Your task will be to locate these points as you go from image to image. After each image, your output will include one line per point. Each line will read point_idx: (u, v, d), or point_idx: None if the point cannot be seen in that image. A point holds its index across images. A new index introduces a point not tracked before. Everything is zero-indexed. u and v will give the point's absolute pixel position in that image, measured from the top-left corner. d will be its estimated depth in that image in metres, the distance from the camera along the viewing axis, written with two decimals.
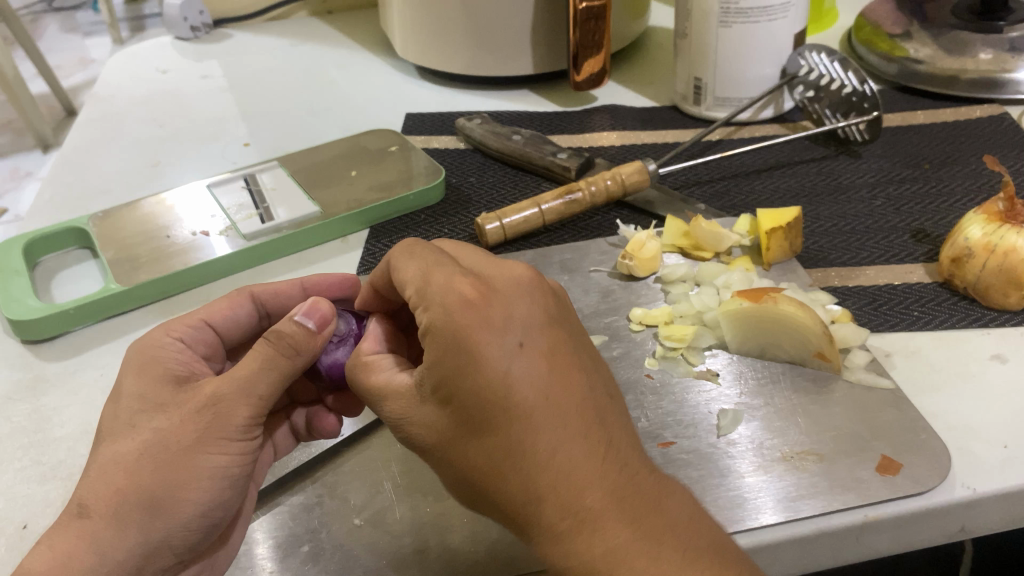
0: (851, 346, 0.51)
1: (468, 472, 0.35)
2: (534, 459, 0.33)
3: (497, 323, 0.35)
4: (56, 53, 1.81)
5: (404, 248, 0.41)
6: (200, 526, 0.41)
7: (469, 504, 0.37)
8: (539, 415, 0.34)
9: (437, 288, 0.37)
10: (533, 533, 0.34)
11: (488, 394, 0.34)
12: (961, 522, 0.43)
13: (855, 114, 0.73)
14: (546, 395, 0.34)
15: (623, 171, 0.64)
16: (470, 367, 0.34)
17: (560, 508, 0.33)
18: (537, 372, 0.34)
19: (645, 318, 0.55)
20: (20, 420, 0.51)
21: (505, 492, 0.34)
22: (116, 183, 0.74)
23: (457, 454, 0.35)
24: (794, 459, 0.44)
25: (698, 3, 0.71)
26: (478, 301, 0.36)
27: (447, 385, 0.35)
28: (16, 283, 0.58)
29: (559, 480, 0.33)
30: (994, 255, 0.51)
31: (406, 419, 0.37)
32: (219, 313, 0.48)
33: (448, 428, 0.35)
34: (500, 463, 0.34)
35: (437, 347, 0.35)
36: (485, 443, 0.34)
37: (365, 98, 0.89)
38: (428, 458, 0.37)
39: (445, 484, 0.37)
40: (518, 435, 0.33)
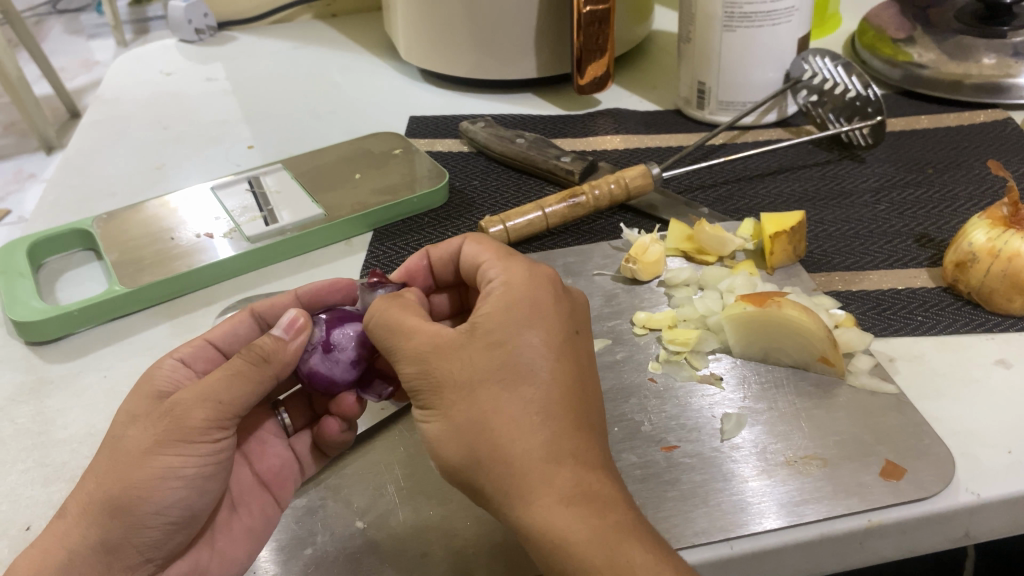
0: (854, 351, 0.51)
1: (491, 416, 0.36)
2: (562, 424, 0.36)
3: (562, 309, 0.40)
4: (61, 55, 1.81)
5: (480, 238, 0.46)
6: (160, 525, 0.41)
7: (466, 457, 0.36)
8: (576, 391, 0.37)
9: (518, 270, 0.42)
10: (537, 494, 0.34)
11: (542, 354, 0.37)
12: (965, 527, 0.43)
13: (859, 118, 0.73)
14: (583, 381, 0.38)
15: (627, 175, 0.64)
16: (533, 331, 0.38)
17: (570, 476, 0.34)
18: (579, 360, 0.39)
19: (648, 322, 0.55)
20: (24, 422, 0.51)
21: (525, 443, 0.35)
22: (121, 185, 0.74)
23: (488, 395, 0.36)
24: (797, 464, 0.44)
25: (702, 7, 0.71)
26: (552, 286, 0.41)
27: (505, 332, 0.38)
28: (21, 284, 0.58)
29: (579, 451, 0.35)
30: (998, 259, 0.51)
31: (432, 356, 0.38)
32: (221, 331, 0.48)
33: (485, 370, 0.37)
34: (529, 414, 0.36)
35: (510, 301, 0.39)
36: (524, 392, 0.36)
37: (369, 101, 0.89)
38: (443, 400, 0.37)
39: (446, 432, 0.37)
40: (556, 397, 0.36)
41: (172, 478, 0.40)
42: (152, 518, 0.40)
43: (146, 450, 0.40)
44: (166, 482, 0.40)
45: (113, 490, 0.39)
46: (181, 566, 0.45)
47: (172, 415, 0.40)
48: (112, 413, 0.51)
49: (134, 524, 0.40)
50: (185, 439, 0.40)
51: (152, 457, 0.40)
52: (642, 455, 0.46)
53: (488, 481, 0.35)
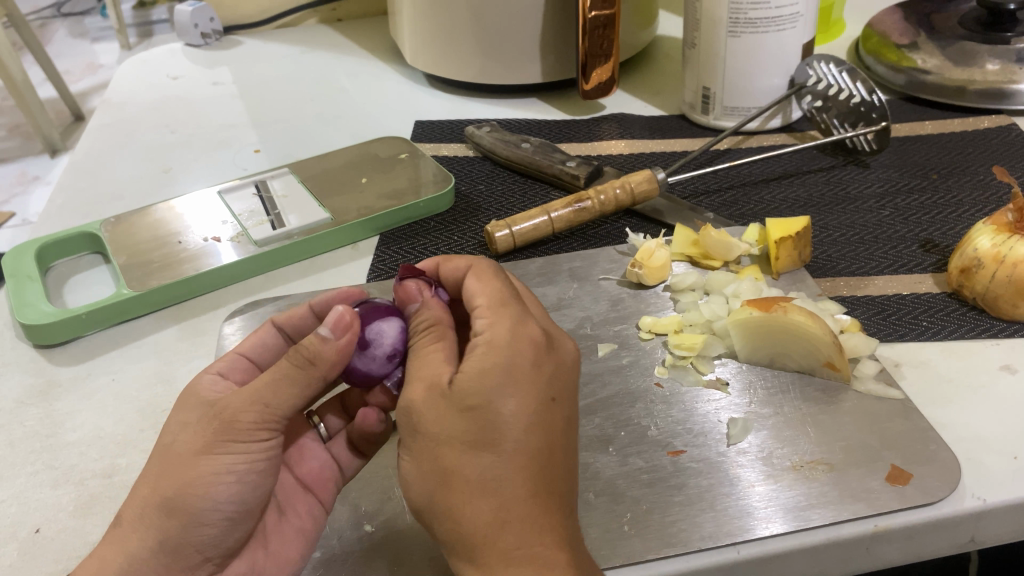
0: (860, 356, 0.51)
1: (449, 475, 0.36)
2: (517, 492, 0.35)
3: (543, 372, 0.38)
4: (65, 58, 1.82)
5: (488, 271, 0.44)
6: (218, 520, 0.41)
7: (426, 506, 0.37)
8: (541, 460, 0.36)
9: (506, 318, 0.40)
10: (485, 553, 0.35)
11: (508, 421, 0.36)
12: (971, 533, 0.43)
13: (863, 124, 0.74)
14: (552, 449, 0.37)
15: (633, 180, 0.64)
16: (504, 392, 0.37)
17: (516, 545, 0.34)
18: (551, 425, 0.37)
19: (655, 326, 0.55)
20: (32, 424, 0.51)
21: (477, 506, 0.35)
22: (128, 189, 0.75)
23: (449, 454, 0.36)
24: (803, 468, 0.44)
25: (707, 13, 0.71)
26: (537, 345, 0.39)
27: (475, 396, 0.37)
28: (29, 287, 0.59)
29: (532, 520, 0.35)
30: (1003, 265, 0.51)
31: (410, 401, 0.38)
32: (249, 343, 0.48)
33: (450, 431, 0.37)
34: (485, 478, 0.35)
35: (486, 360, 0.38)
36: (484, 457, 0.36)
37: (375, 105, 0.89)
38: (413, 446, 0.38)
39: (413, 478, 0.38)
40: (518, 466, 0.36)
41: (223, 473, 0.40)
42: (208, 514, 0.40)
43: (199, 451, 0.40)
44: (220, 483, 0.40)
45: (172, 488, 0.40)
46: (239, 567, 0.44)
47: (223, 418, 0.40)
48: (121, 417, 0.51)
49: (190, 525, 0.40)
50: (233, 438, 0.40)
51: (206, 456, 0.40)
52: (649, 460, 0.46)
53: (444, 532, 0.36)
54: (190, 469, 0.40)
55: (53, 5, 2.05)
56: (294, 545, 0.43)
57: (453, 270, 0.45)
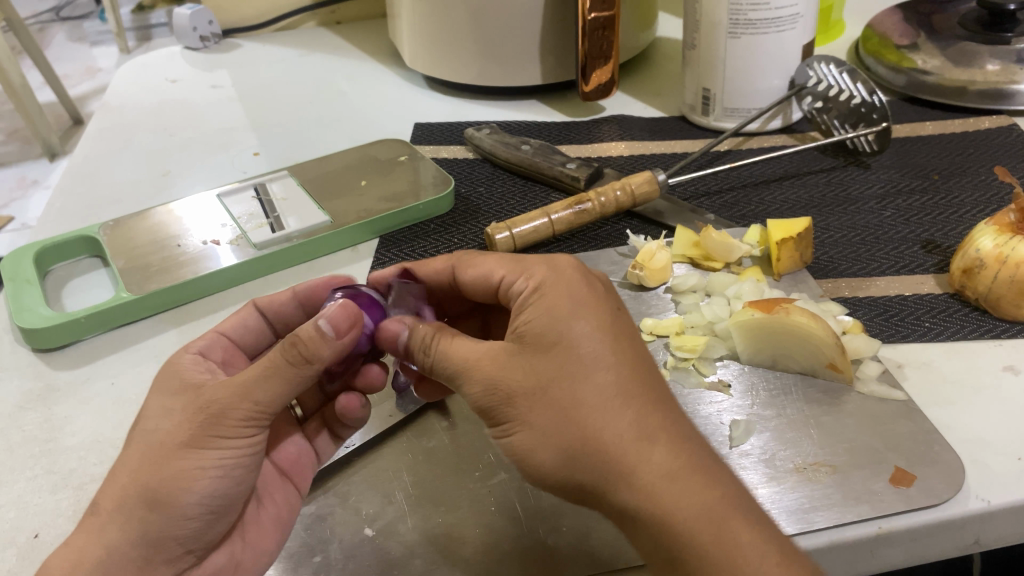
0: (862, 358, 0.51)
1: (571, 417, 0.35)
2: (639, 403, 0.36)
3: (600, 292, 0.40)
4: (65, 61, 1.82)
5: (478, 255, 0.45)
6: (200, 514, 0.40)
7: (555, 464, 0.36)
8: (642, 368, 0.37)
9: (539, 260, 0.41)
10: (636, 474, 0.34)
11: (598, 342, 0.37)
12: (976, 534, 0.43)
13: (864, 125, 0.74)
14: (644, 357, 0.38)
15: (633, 182, 0.64)
16: (579, 318, 0.37)
17: (663, 453, 0.34)
18: (631, 337, 0.38)
19: (656, 328, 0.55)
20: (31, 429, 0.51)
21: (613, 431, 0.35)
22: (126, 192, 0.75)
23: (560, 397, 0.36)
24: (807, 471, 0.44)
25: (707, 14, 0.71)
26: (581, 274, 0.41)
27: (555, 333, 0.37)
28: (28, 291, 0.58)
29: (665, 426, 0.35)
30: (1006, 266, 0.51)
31: (494, 366, 0.38)
32: (230, 322, 0.49)
33: (546, 376, 0.36)
34: (602, 403, 0.35)
35: (548, 299, 0.38)
36: (590, 384, 0.36)
37: (375, 108, 0.89)
38: (516, 413, 0.37)
39: (530, 443, 0.36)
40: (627, 380, 0.36)
41: (209, 468, 0.40)
42: (194, 507, 0.40)
43: (182, 445, 0.39)
44: (203, 478, 0.40)
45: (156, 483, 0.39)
46: (217, 560, 0.43)
47: (210, 412, 0.39)
48: (120, 421, 0.51)
49: (170, 525, 0.39)
50: (218, 433, 0.39)
51: (189, 451, 0.39)
52: None
53: (586, 480, 0.35)
54: (173, 463, 0.39)
55: (52, 9, 2.05)
56: (272, 536, 0.44)
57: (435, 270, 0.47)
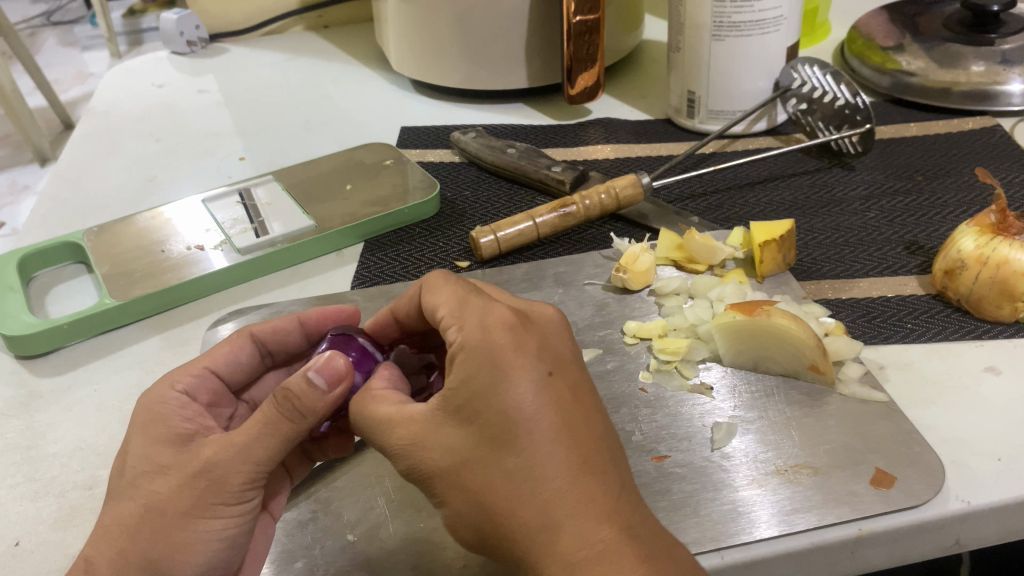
0: (844, 359, 0.51)
1: (485, 498, 0.35)
2: (556, 485, 0.34)
3: (531, 350, 0.36)
4: (55, 67, 1.81)
5: (440, 279, 0.42)
6: None
7: (474, 536, 0.36)
8: (565, 440, 0.35)
9: (472, 311, 0.38)
10: (545, 561, 0.34)
11: (518, 417, 0.35)
12: (956, 535, 0.43)
13: (848, 126, 0.74)
14: (572, 424, 0.35)
15: (617, 184, 0.64)
16: (499, 389, 0.35)
17: (575, 539, 0.33)
18: (561, 399, 0.36)
19: (639, 331, 0.55)
20: (13, 436, 0.51)
21: (525, 515, 0.34)
22: (112, 198, 0.74)
23: (475, 477, 0.35)
24: (788, 473, 0.44)
25: (691, 16, 0.71)
26: (512, 327, 0.37)
27: (473, 407, 0.35)
28: (12, 298, 0.58)
29: (580, 509, 0.34)
30: (987, 266, 0.51)
31: (417, 441, 0.37)
32: (222, 357, 0.47)
33: (464, 453, 0.35)
34: (515, 486, 0.34)
35: (467, 367, 0.36)
36: (504, 464, 0.34)
37: (360, 113, 0.89)
38: (436, 489, 0.37)
39: (452, 517, 0.37)
40: (544, 458, 0.34)
41: (213, 539, 0.40)
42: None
43: (185, 512, 0.39)
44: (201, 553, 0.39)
45: (147, 545, 0.38)
46: None
47: (211, 478, 0.39)
48: (103, 427, 0.51)
49: None
50: (219, 500, 0.40)
51: (194, 520, 0.39)
52: (633, 465, 0.46)
53: (503, 553, 0.36)
54: (155, 508, 0.39)
55: (42, 14, 2.05)
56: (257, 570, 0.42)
57: (405, 307, 0.45)
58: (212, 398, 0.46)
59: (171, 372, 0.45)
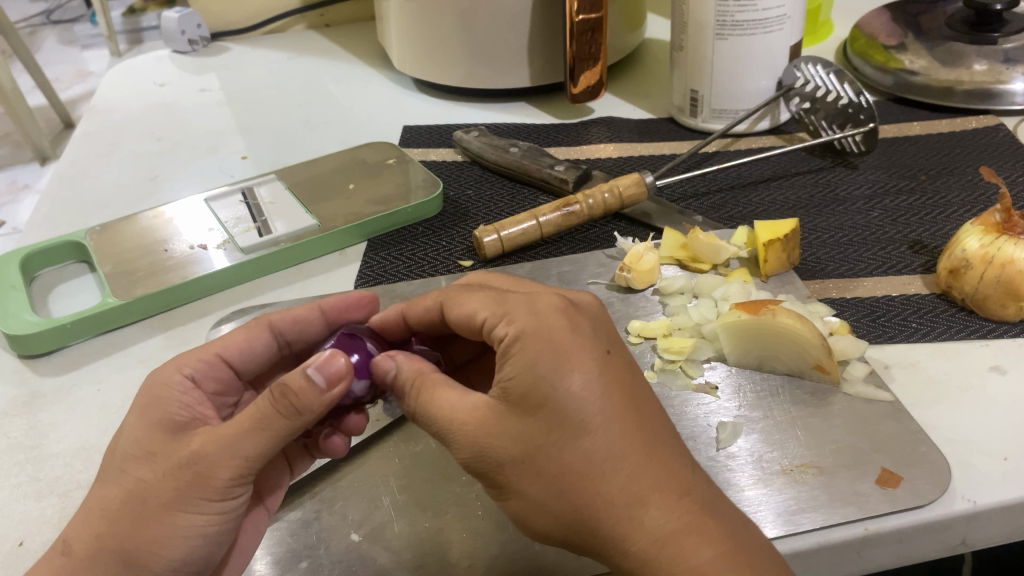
0: (850, 358, 0.51)
1: (566, 483, 0.35)
2: (633, 460, 0.35)
3: (586, 334, 0.37)
4: (54, 66, 1.81)
5: (464, 290, 0.43)
6: None
7: (548, 525, 0.36)
8: (634, 416, 0.36)
9: (520, 301, 0.39)
10: (633, 537, 0.34)
11: (588, 398, 0.35)
12: (962, 535, 0.43)
13: (851, 125, 0.74)
14: (636, 401, 0.37)
15: (621, 183, 0.64)
16: (566, 372, 0.35)
17: (659, 512, 0.34)
18: (622, 378, 0.37)
19: (643, 330, 0.55)
20: (16, 436, 0.51)
21: (609, 493, 0.34)
22: (113, 197, 0.74)
23: (551, 463, 0.35)
24: (793, 472, 0.44)
25: (694, 15, 0.71)
26: (564, 312, 0.38)
27: (543, 394, 0.35)
28: (14, 297, 0.58)
29: (660, 483, 0.35)
30: (992, 266, 0.51)
31: (484, 434, 0.36)
32: (235, 345, 0.47)
33: (536, 441, 0.35)
34: (594, 466, 0.34)
35: (530, 355, 0.36)
36: (581, 446, 0.35)
37: (362, 112, 0.89)
38: (506, 480, 0.36)
39: (525, 508, 0.36)
40: (618, 436, 0.35)
41: (192, 535, 0.39)
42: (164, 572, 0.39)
43: (166, 504, 0.38)
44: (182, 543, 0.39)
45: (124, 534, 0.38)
46: None
47: (197, 471, 0.38)
48: (106, 427, 0.51)
49: None
50: (202, 496, 0.39)
51: (173, 513, 0.38)
52: None
53: (581, 538, 0.36)
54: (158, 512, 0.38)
55: (42, 13, 2.05)
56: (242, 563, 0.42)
57: (423, 312, 0.45)
58: (219, 386, 0.46)
59: (182, 355, 0.45)
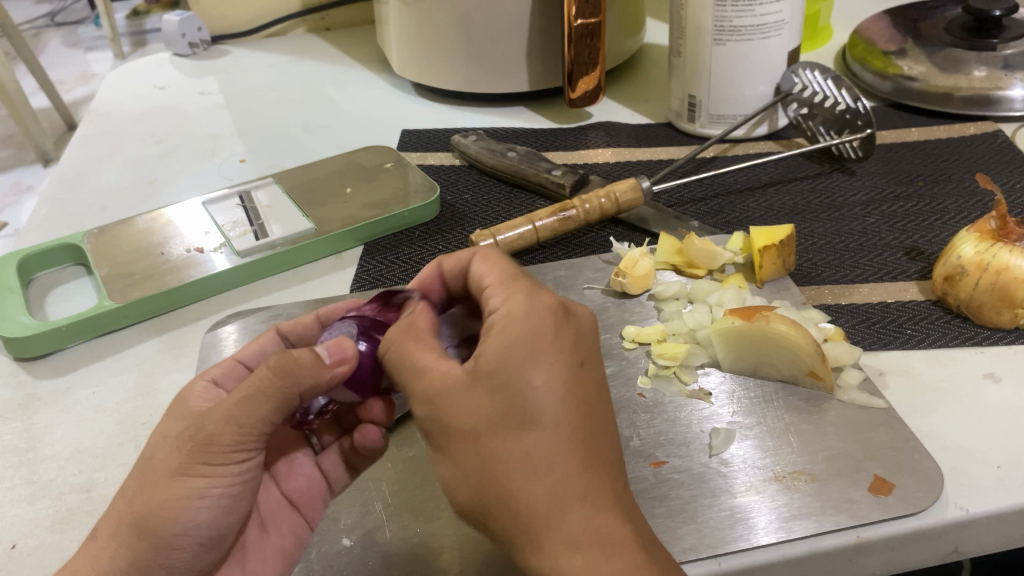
0: (843, 365, 0.51)
1: (497, 467, 0.35)
2: (568, 469, 0.34)
3: (568, 338, 0.37)
4: (58, 67, 1.82)
5: (490, 257, 0.43)
6: (190, 544, 0.42)
7: (474, 502, 0.36)
8: (584, 432, 0.35)
9: (521, 289, 0.39)
10: (544, 537, 0.34)
11: (543, 397, 0.35)
12: (954, 543, 0.42)
13: (849, 131, 0.73)
14: (594, 415, 0.36)
15: (617, 189, 0.64)
16: (531, 366, 0.35)
17: (578, 526, 0.34)
18: (588, 391, 0.37)
19: (638, 336, 0.55)
20: (12, 438, 0.51)
21: (533, 491, 0.34)
22: (112, 200, 0.75)
23: (491, 443, 0.35)
24: (786, 479, 0.44)
25: (692, 21, 0.71)
26: (555, 311, 0.38)
27: (504, 376, 0.35)
28: (11, 300, 0.58)
29: (587, 499, 0.34)
30: (987, 273, 0.51)
31: (439, 398, 0.37)
32: (249, 349, 0.49)
33: (484, 419, 0.35)
34: (530, 460, 0.34)
35: (507, 337, 0.36)
36: (522, 438, 0.35)
37: (361, 115, 0.89)
38: (448, 446, 0.36)
39: (454, 478, 0.36)
40: (562, 442, 0.35)
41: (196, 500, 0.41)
42: (179, 538, 0.41)
43: (171, 473, 0.40)
44: (183, 521, 0.41)
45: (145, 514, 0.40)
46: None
47: (197, 441, 0.40)
48: (101, 430, 0.51)
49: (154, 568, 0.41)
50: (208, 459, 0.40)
51: (177, 480, 0.40)
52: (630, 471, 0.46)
53: (497, 527, 0.35)
54: (167, 493, 0.40)
55: (47, 15, 2.06)
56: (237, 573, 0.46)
57: (453, 266, 0.45)
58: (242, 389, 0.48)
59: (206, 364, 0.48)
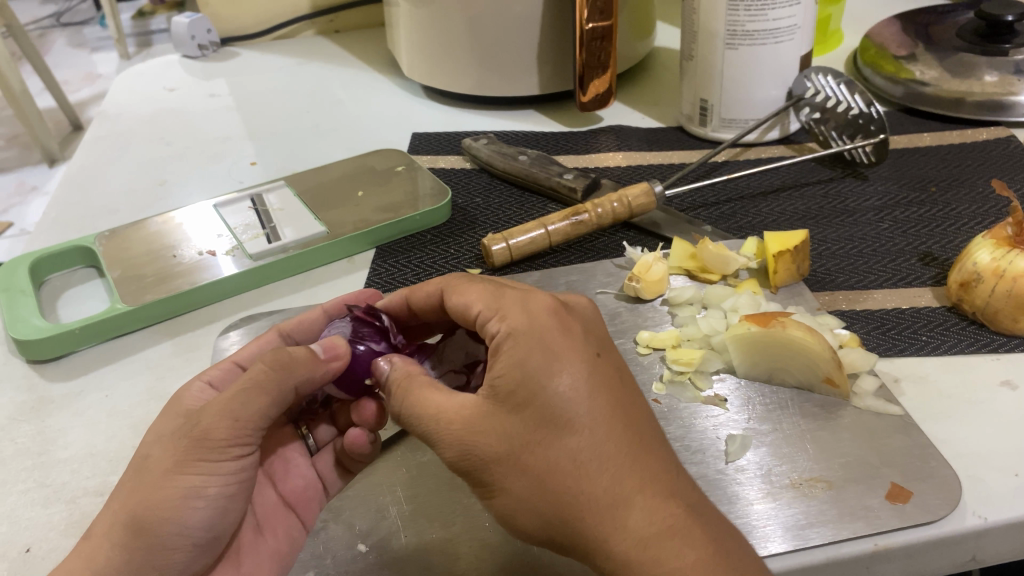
0: (858, 372, 0.51)
1: (552, 480, 0.35)
2: (620, 460, 0.35)
3: (576, 334, 0.38)
4: (64, 67, 1.82)
5: (463, 281, 0.43)
6: (185, 544, 0.41)
7: (538, 523, 0.36)
8: (620, 420, 0.36)
9: (514, 302, 0.39)
10: (618, 537, 0.34)
11: (572, 397, 0.36)
12: (972, 551, 0.42)
13: (861, 136, 0.74)
14: (623, 401, 0.37)
15: (630, 194, 0.64)
16: (551, 372, 0.36)
17: (645, 514, 0.34)
18: (610, 380, 0.37)
19: (652, 341, 0.55)
20: (24, 441, 0.51)
21: (594, 491, 0.34)
22: (122, 202, 0.74)
23: (537, 458, 0.35)
24: (803, 486, 0.44)
25: (704, 25, 0.71)
26: (554, 313, 0.39)
27: (529, 390, 0.36)
28: (23, 302, 0.58)
29: (647, 486, 0.35)
30: (1003, 279, 0.51)
31: (468, 432, 0.37)
32: (247, 350, 0.49)
33: (522, 438, 0.35)
34: (582, 462, 0.35)
35: (520, 352, 0.37)
36: (567, 445, 0.35)
37: (371, 118, 0.89)
38: (492, 478, 0.36)
39: (510, 506, 0.36)
40: (605, 435, 0.35)
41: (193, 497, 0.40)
42: (173, 538, 0.40)
43: (168, 470, 0.40)
44: (179, 517, 0.40)
45: (149, 517, 0.40)
46: None
47: (194, 435, 0.40)
48: (114, 434, 0.51)
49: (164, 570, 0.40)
50: (203, 457, 0.40)
51: (175, 477, 0.40)
52: None
53: (567, 539, 0.35)
54: (164, 490, 0.40)
55: (53, 16, 2.06)
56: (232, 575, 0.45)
57: (422, 300, 0.46)
58: None
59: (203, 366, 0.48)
